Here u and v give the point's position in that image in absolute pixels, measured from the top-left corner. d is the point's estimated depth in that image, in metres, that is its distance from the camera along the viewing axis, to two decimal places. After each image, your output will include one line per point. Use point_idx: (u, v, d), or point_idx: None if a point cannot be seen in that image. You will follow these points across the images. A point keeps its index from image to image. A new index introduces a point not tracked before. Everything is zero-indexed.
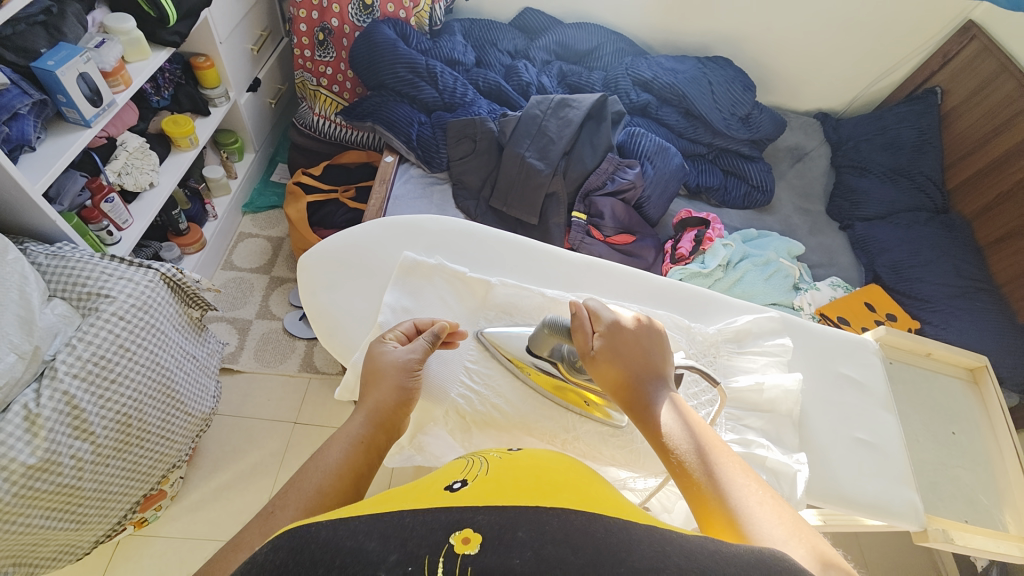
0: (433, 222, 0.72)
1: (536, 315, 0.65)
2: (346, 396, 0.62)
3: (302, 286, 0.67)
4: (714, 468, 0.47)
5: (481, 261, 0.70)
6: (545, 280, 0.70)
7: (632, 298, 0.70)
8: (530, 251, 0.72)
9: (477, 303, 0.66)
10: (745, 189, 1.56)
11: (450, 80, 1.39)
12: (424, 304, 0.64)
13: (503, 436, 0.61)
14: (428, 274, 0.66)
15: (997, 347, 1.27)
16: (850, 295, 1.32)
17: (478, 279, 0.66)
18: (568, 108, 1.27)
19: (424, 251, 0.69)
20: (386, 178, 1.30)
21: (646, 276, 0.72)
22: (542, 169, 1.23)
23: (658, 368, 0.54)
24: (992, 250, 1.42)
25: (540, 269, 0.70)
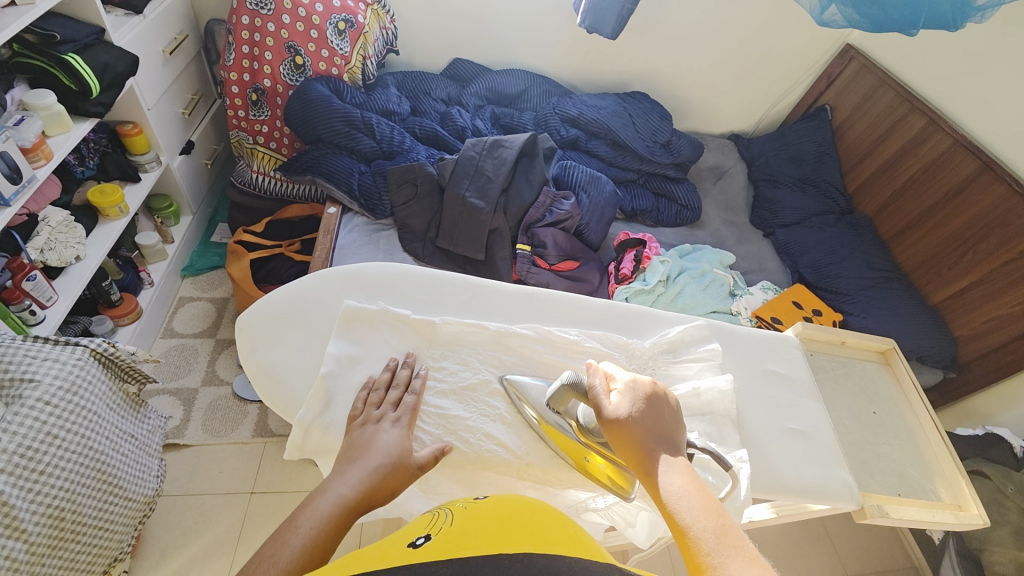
0: (372, 269, 0.74)
1: (482, 349, 0.67)
2: (297, 454, 0.60)
3: (243, 346, 0.66)
4: (725, 556, 0.44)
5: (424, 302, 0.72)
6: (487, 314, 0.72)
7: (572, 322, 0.74)
8: (469, 287, 0.75)
9: (423, 344, 0.67)
10: (675, 208, 1.69)
11: (386, 130, 1.44)
12: (371, 351, 0.65)
13: (460, 473, 0.62)
14: (372, 320, 0.67)
15: (912, 328, 1.39)
16: (779, 296, 1.43)
17: (422, 320, 0.68)
18: (501, 148, 1.34)
19: (366, 298, 0.71)
20: (330, 229, 1.30)
21: (585, 300, 0.76)
22: (482, 208, 1.27)
23: (672, 439, 0.54)
24: (896, 241, 1.59)
25: (481, 304, 0.73)
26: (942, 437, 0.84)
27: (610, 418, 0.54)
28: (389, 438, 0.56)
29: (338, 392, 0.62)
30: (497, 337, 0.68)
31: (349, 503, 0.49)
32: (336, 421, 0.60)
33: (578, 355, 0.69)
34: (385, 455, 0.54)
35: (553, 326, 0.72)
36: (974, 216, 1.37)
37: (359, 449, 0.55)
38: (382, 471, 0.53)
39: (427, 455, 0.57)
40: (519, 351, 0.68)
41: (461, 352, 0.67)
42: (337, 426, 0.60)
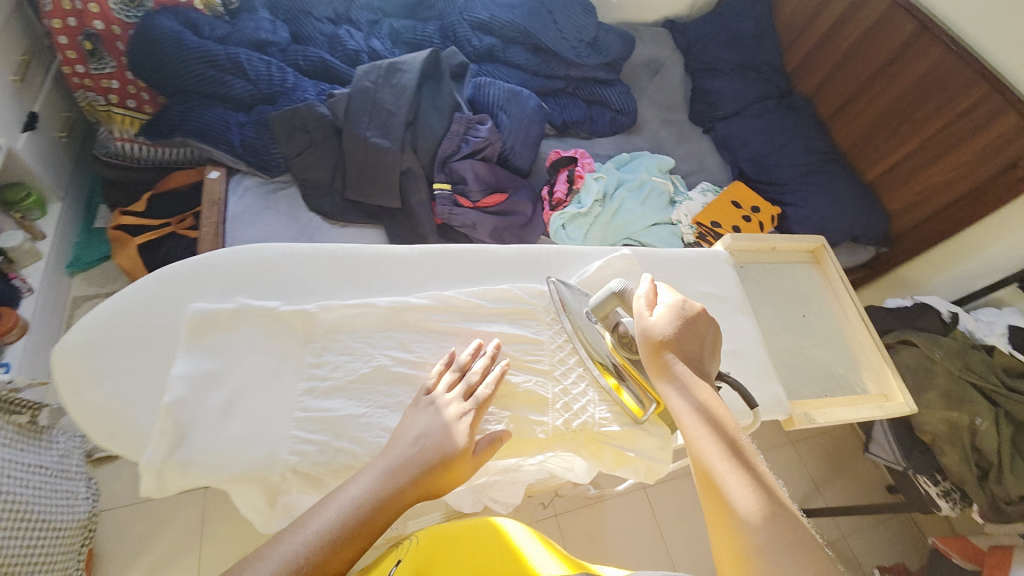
0: (225, 256, 0.64)
1: (370, 334, 0.60)
2: (167, 492, 0.51)
3: (63, 385, 0.56)
4: (730, 472, 0.50)
5: (292, 291, 0.63)
6: (368, 288, 0.65)
7: (468, 281, 0.68)
8: (347, 260, 0.66)
9: (297, 345, 0.58)
10: (609, 115, 1.56)
11: (261, 66, 1.21)
12: (232, 360, 0.56)
13: None
14: (230, 323, 0.57)
15: (849, 210, 1.39)
16: (719, 197, 1.38)
17: (293, 312, 0.59)
18: (399, 72, 1.15)
19: (220, 296, 0.61)
20: (215, 198, 1.10)
21: (483, 252, 0.70)
22: (388, 147, 1.11)
23: (702, 362, 0.57)
24: (835, 120, 1.52)
25: (359, 279, 0.65)
26: (870, 329, 0.83)
27: (652, 333, 0.57)
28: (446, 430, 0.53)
29: (194, 418, 0.52)
30: (391, 314, 0.61)
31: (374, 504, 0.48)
32: (196, 454, 0.51)
33: (483, 317, 0.65)
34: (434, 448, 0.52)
35: (450, 288, 0.67)
36: (912, 83, 1.31)
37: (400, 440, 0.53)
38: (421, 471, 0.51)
39: (484, 444, 0.55)
40: (413, 326, 0.62)
41: (345, 340, 0.59)
42: (197, 460, 0.50)
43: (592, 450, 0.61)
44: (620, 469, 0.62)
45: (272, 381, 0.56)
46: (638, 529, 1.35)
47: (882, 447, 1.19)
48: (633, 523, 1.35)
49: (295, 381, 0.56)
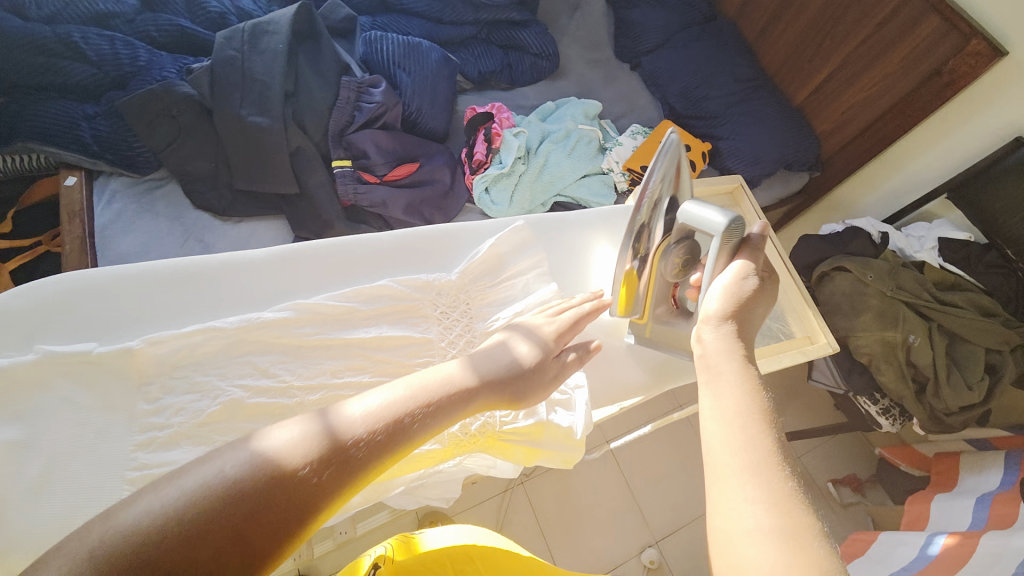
0: (15, 299, 0.59)
1: (211, 361, 0.56)
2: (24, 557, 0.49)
3: None
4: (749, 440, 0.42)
5: (108, 328, 0.60)
6: (198, 309, 0.62)
7: (311, 291, 0.66)
8: (167, 284, 0.63)
9: (124, 392, 0.56)
10: (528, 61, 1.43)
11: (104, 44, 1.02)
12: (42, 425, 0.53)
13: None
14: (36, 380, 0.55)
15: (781, 138, 1.35)
16: (648, 139, 1.31)
17: (108, 355, 0.56)
18: (266, 35, 1.00)
19: (22, 346, 0.57)
20: (75, 209, 0.95)
21: (324, 250, 0.68)
22: (268, 125, 0.98)
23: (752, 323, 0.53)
24: (761, 42, 1.45)
25: (190, 304, 0.62)
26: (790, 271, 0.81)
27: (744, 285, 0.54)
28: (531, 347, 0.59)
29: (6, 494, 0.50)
30: (240, 334, 0.57)
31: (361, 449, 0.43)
32: (10, 537, 0.48)
33: (359, 322, 0.62)
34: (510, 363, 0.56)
35: (315, 296, 0.64)
36: None
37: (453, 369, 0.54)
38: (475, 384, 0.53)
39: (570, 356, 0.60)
40: (263, 345, 0.58)
41: (186, 375, 0.55)
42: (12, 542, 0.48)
43: (499, 449, 0.59)
44: (535, 462, 0.61)
45: (96, 440, 0.54)
46: (605, 484, 1.37)
47: (823, 372, 1.22)
48: (599, 479, 1.37)
49: (126, 436, 0.54)
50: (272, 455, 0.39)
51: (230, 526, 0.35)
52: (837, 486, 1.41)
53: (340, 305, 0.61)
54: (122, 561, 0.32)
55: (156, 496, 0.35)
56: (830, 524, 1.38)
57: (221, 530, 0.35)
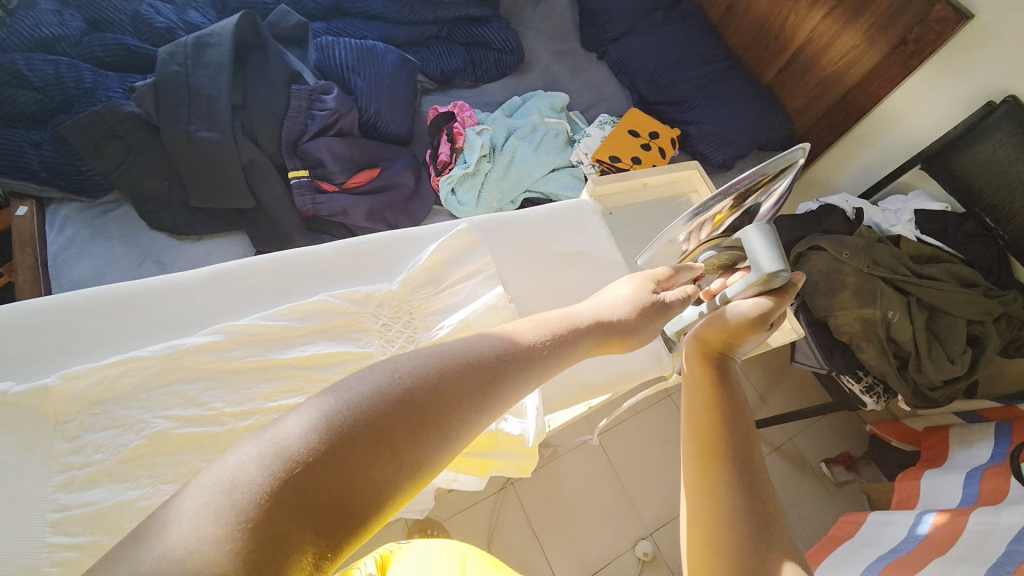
0: None
1: (144, 389, 0.54)
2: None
3: None
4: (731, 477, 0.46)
5: (34, 361, 0.55)
6: (140, 333, 0.59)
7: (255, 308, 0.64)
8: (109, 308, 0.60)
9: (47, 431, 0.51)
10: (491, 56, 1.40)
11: (47, 68, 0.99)
12: None
13: None
14: None
15: (751, 118, 1.32)
16: (616, 128, 1.28)
17: (30, 392, 0.50)
18: (210, 48, 0.97)
19: None
20: (27, 236, 0.93)
21: (272, 264, 0.66)
22: (218, 140, 0.95)
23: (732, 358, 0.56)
24: (727, 22, 1.43)
25: (130, 328, 0.59)
26: None
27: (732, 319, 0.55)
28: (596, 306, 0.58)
29: None
30: (167, 363, 0.54)
31: (460, 385, 0.41)
32: None
33: (293, 341, 0.60)
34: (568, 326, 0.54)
35: (250, 316, 0.62)
36: None
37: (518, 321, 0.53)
38: (541, 341, 0.51)
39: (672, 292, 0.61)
40: (191, 372, 0.55)
41: (109, 409, 0.52)
42: None
43: (450, 463, 0.56)
44: (489, 473, 0.58)
45: (14, 483, 0.48)
46: (596, 479, 1.35)
47: (807, 354, 1.20)
48: (590, 475, 1.36)
49: (45, 476, 0.49)
50: (378, 391, 0.37)
51: (351, 464, 0.33)
52: (831, 465, 1.40)
53: (273, 324, 0.59)
54: (220, 524, 0.29)
55: (266, 439, 0.33)
56: (824, 505, 1.37)
57: (342, 467, 0.33)
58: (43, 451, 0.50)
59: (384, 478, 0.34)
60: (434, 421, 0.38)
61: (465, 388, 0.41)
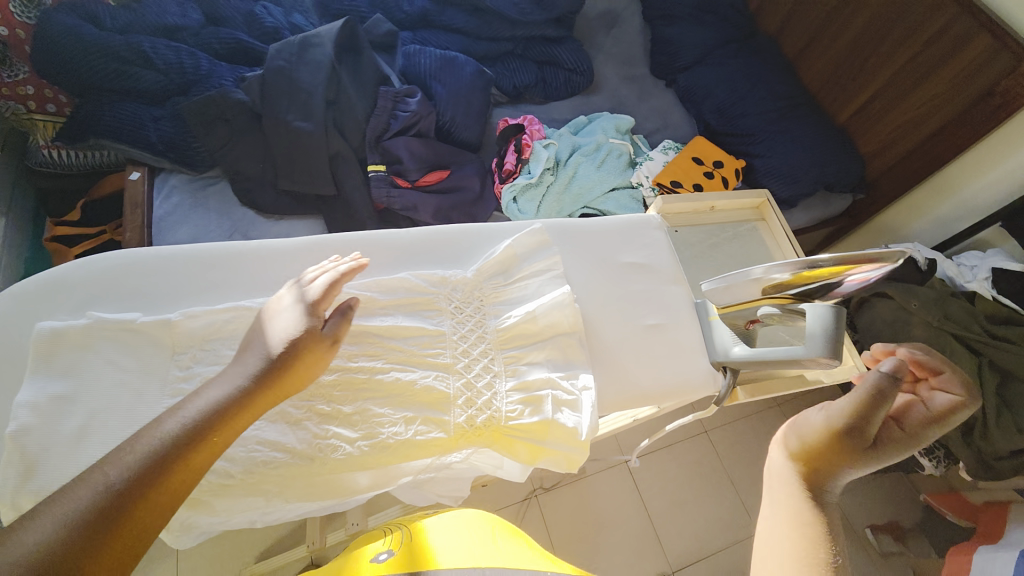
0: (80, 270, 0.65)
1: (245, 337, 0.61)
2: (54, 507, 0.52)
3: None
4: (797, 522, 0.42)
5: (162, 296, 0.65)
6: (246, 288, 0.66)
7: None
8: (225, 262, 0.67)
9: (165, 360, 0.60)
10: (562, 76, 1.46)
11: (170, 55, 1.11)
12: (85, 380, 0.57)
13: (251, 490, 0.53)
14: (85, 341, 0.58)
15: (820, 157, 1.31)
16: (680, 154, 1.30)
17: (153, 323, 0.60)
18: (312, 47, 1.07)
19: (76, 313, 0.62)
20: (138, 200, 1.04)
21: (360, 240, 0.71)
22: (310, 130, 1.04)
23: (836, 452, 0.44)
24: (802, 60, 1.43)
25: (237, 283, 0.67)
26: None
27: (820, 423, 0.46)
28: (281, 332, 0.55)
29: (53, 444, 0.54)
30: (266, 315, 0.60)
31: (141, 479, 0.43)
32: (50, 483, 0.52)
33: (376, 311, 0.64)
34: (257, 358, 0.52)
35: (337, 285, 0.68)
36: (872, 13, 1.22)
37: (206, 388, 0.51)
38: (263, 383, 0.51)
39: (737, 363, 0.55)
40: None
41: (215, 348, 0.60)
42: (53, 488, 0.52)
43: (503, 444, 0.59)
44: (539, 462, 0.60)
45: (134, 400, 0.57)
46: (621, 503, 1.33)
47: None
48: (615, 498, 1.34)
49: (157, 399, 0.58)
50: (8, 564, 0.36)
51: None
52: (876, 533, 1.30)
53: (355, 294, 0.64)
54: None
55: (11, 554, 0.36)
56: (864, 569, 1.29)
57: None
58: (159, 374, 0.59)
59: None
60: (129, 514, 0.41)
61: (141, 488, 0.42)
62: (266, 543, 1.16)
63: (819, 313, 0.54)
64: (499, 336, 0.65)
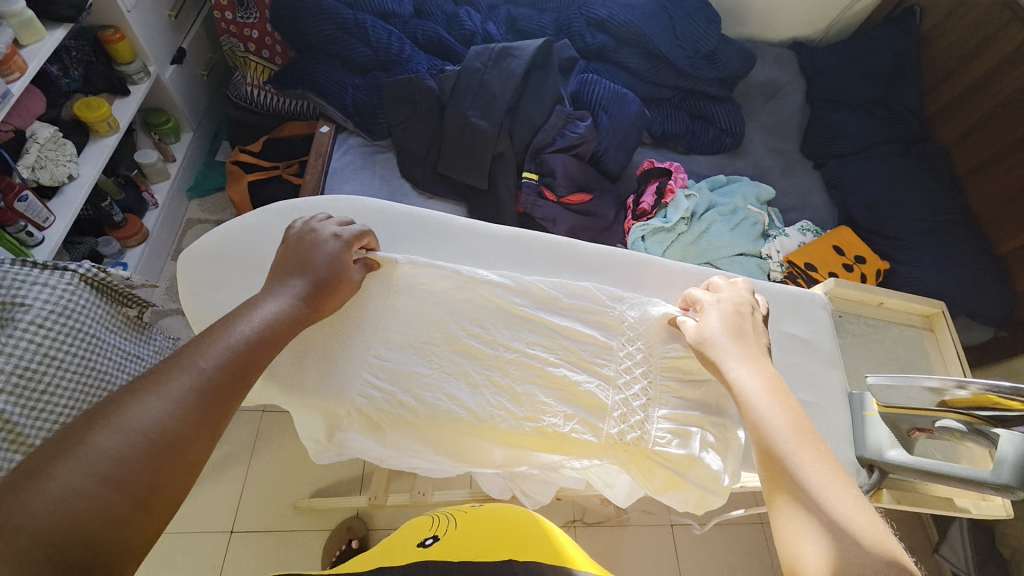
0: (327, 205, 0.76)
1: (443, 296, 0.69)
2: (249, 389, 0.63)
3: (185, 287, 0.70)
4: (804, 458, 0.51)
5: (388, 240, 0.75)
6: (451, 254, 0.75)
7: (529, 268, 0.76)
8: (438, 228, 0.77)
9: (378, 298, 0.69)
10: (714, 133, 1.46)
11: (383, 35, 1.26)
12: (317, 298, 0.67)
13: (413, 430, 0.62)
14: None
15: (969, 282, 1.24)
16: (819, 240, 1.28)
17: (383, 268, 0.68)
18: (509, 57, 1.17)
19: None
20: (323, 151, 1.20)
21: (550, 240, 0.78)
22: (486, 129, 1.14)
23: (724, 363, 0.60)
24: (971, 179, 1.36)
25: (445, 248, 0.75)
26: None
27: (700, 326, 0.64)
28: (326, 256, 0.62)
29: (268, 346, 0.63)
30: (468, 285, 0.69)
31: (227, 371, 0.49)
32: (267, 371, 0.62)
33: (556, 308, 0.70)
34: (303, 280, 0.59)
35: (530, 276, 0.73)
36: None
37: (261, 299, 0.56)
38: (307, 304, 0.58)
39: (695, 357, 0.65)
40: (486, 304, 0.69)
41: (424, 302, 0.68)
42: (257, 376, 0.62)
43: (643, 467, 0.62)
44: (669, 492, 0.63)
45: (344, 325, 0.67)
46: (658, 567, 1.28)
47: (953, 551, 1.17)
48: (652, 561, 1.29)
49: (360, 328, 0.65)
50: (125, 435, 0.42)
51: (122, 519, 0.39)
52: None
53: (541, 290, 0.70)
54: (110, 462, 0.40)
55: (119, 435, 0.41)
56: None
57: (119, 521, 0.39)
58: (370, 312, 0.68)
59: (176, 486, 0.42)
60: (220, 404, 0.47)
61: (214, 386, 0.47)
62: (324, 482, 1.25)
63: (1015, 441, 0.60)
64: (661, 367, 0.67)
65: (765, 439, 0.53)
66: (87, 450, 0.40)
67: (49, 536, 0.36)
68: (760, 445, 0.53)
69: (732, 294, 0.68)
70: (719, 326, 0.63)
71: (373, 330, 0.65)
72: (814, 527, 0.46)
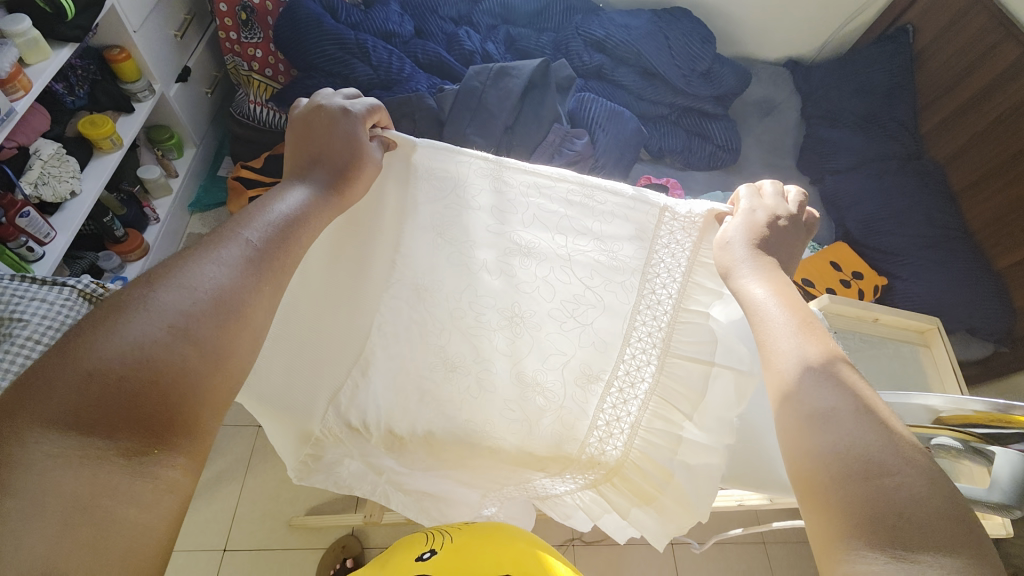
0: None
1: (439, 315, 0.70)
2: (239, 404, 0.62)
3: None
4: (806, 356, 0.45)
5: None
6: None
7: None
8: None
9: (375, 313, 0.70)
10: (710, 149, 1.48)
11: (384, 55, 1.29)
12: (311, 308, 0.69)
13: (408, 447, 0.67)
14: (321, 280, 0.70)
15: (967, 297, 1.24)
16: (816, 255, 1.28)
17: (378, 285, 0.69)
18: (507, 77, 1.19)
19: None
20: None
21: None
22: (484, 146, 1.16)
23: (741, 265, 0.54)
24: (968, 194, 1.37)
25: None
26: None
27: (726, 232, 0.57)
28: (344, 134, 0.54)
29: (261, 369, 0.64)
30: None
31: (275, 244, 0.44)
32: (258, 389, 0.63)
33: None
34: (325, 168, 0.53)
35: None
36: None
37: (288, 187, 0.51)
38: (334, 189, 0.52)
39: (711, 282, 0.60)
40: (518, 190, 0.64)
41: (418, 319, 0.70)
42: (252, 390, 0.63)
43: (623, 484, 0.62)
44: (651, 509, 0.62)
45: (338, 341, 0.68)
46: None
47: None
48: None
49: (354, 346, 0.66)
50: (188, 293, 0.37)
51: (189, 385, 0.35)
52: None
53: (580, 177, 0.63)
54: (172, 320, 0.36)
55: (178, 294, 0.37)
56: None
57: (191, 374, 0.35)
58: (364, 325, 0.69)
59: (245, 351, 0.39)
60: (275, 277, 0.43)
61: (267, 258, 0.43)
62: (319, 499, 1.24)
63: (1012, 459, 0.56)
64: None
65: (763, 340, 0.48)
66: (148, 306, 0.35)
67: (117, 386, 0.32)
68: (760, 345, 0.48)
69: (774, 203, 0.58)
70: (739, 232, 0.56)
71: (404, 222, 0.66)
72: (802, 421, 0.42)
